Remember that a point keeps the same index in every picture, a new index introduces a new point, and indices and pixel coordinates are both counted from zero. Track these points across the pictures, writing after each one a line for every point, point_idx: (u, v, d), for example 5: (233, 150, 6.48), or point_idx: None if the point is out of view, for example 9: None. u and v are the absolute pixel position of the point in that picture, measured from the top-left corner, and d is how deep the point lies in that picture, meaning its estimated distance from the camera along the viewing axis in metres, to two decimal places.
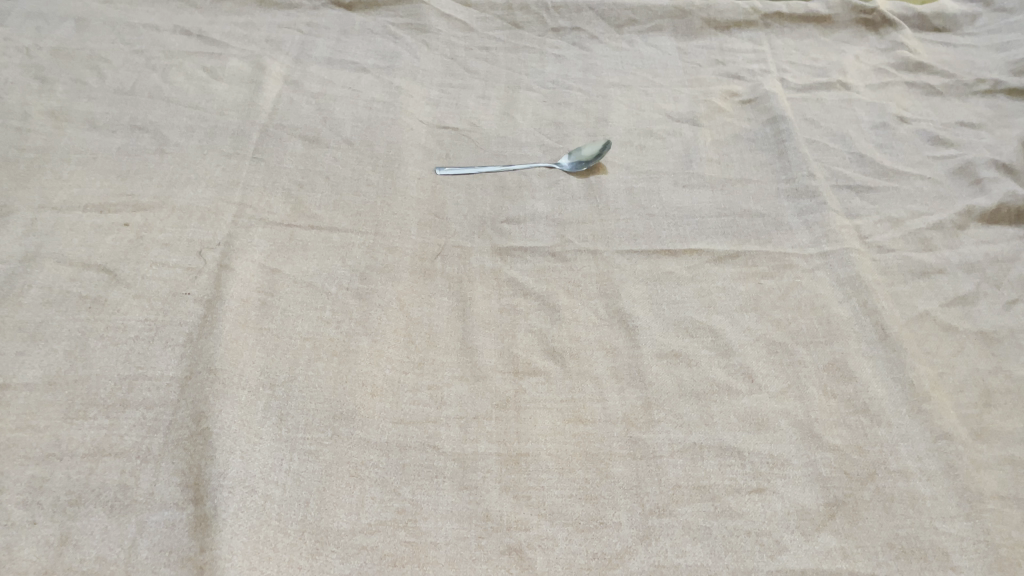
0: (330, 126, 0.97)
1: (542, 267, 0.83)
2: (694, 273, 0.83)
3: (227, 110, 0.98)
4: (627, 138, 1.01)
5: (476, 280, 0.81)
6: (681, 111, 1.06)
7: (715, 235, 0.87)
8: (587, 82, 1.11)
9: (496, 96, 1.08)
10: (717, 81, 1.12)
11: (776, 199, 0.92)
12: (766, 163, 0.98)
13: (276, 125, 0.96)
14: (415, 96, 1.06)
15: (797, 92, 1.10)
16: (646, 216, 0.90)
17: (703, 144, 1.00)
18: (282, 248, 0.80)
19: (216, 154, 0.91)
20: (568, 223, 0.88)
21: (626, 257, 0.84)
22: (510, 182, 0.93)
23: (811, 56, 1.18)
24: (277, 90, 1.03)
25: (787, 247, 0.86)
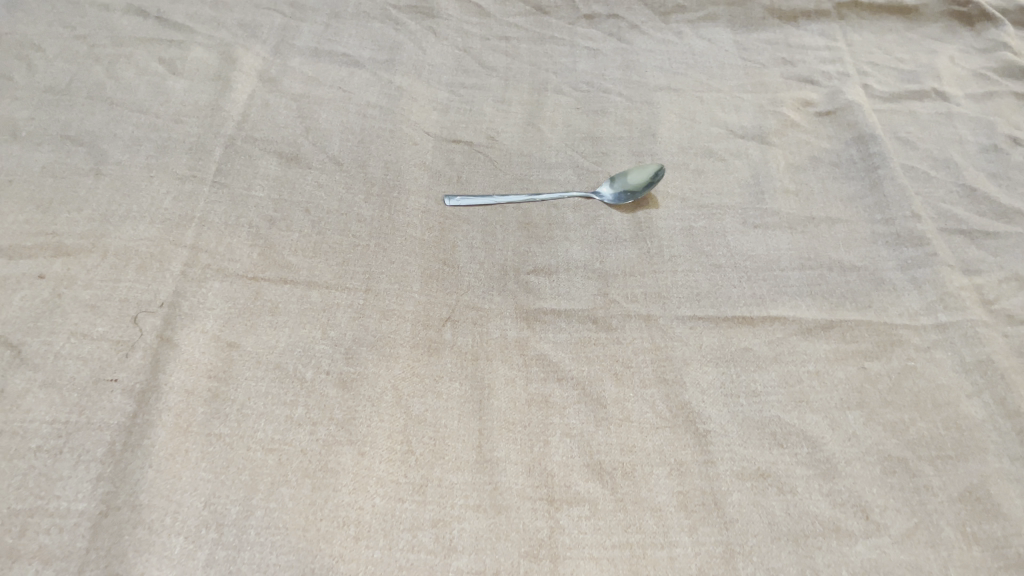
0: (314, 138, 0.78)
1: (580, 338, 0.64)
2: (777, 352, 0.64)
3: (186, 117, 0.78)
4: (681, 158, 0.82)
5: (495, 357, 0.62)
6: (746, 124, 0.87)
7: (800, 298, 0.69)
8: (629, 83, 0.92)
9: (519, 101, 0.88)
10: (786, 86, 0.93)
11: (872, 247, 0.73)
12: (855, 196, 0.79)
13: (247, 138, 0.77)
14: (420, 100, 0.86)
15: (884, 103, 0.91)
16: (709, 266, 0.71)
17: (775, 170, 0.81)
18: (244, 312, 0.61)
19: (166, 176, 0.72)
20: (612, 274, 0.70)
21: (689, 326, 0.66)
22: (538, 216, 0.75)
23: (895, 57, 0.98)
24: (251, 89, 0.83)
25: (893, 315, 0.68)
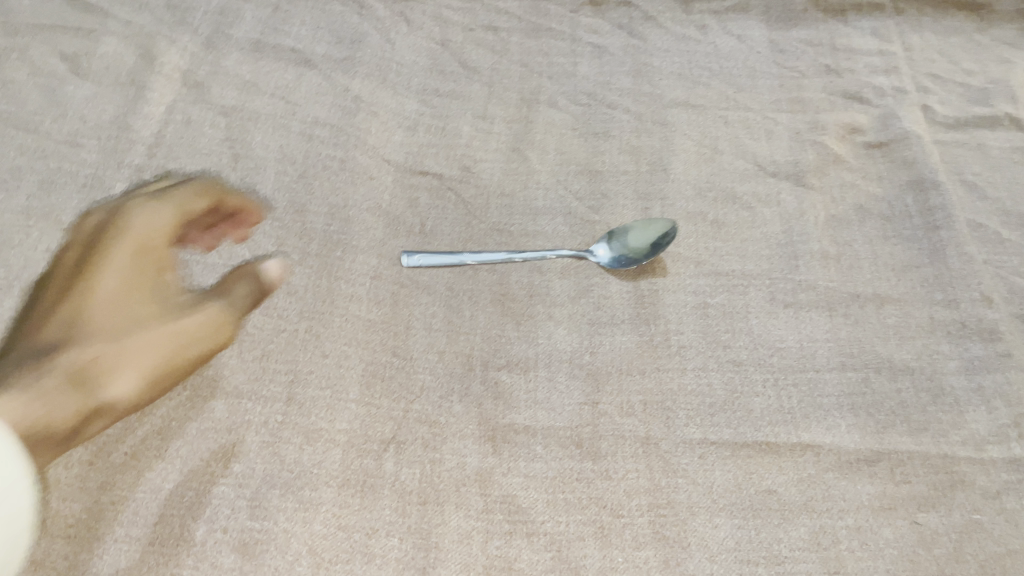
0: (243, 172, 0.63)
1: (559, 471, 0.50)
2: (807, 498, 0.51)
3: (85, 139, 0.63)
4: (698, 205, 0.67)
5: (448, 502, 0.48)
6: (779, 159, 0.71)
7: (838, 415, 0.55)
8: (639, 96, 0.76)
9: (504, 118, 0.72)
10: (830, 105, 0.76)
11: (931, 341, 0.59)
12: (910, 264, 0.64)
13: (157, 170, 0.62)
14: (382, 114, 0.70)
15: (947, 133, 0.75)
16: (728, 363, 0.57)
17: (813, 224, 0.66)
18: (141, 436, 0.49)
19: (48, 226, 0.57)
20: (605, 373, 0.55)
21: (700, 455, 0.52)
22: (517, 284, 0.60)
23: (962, 68, 0.81)
24: (171, 98, 0.67)
25: (954, 444, 0.54)
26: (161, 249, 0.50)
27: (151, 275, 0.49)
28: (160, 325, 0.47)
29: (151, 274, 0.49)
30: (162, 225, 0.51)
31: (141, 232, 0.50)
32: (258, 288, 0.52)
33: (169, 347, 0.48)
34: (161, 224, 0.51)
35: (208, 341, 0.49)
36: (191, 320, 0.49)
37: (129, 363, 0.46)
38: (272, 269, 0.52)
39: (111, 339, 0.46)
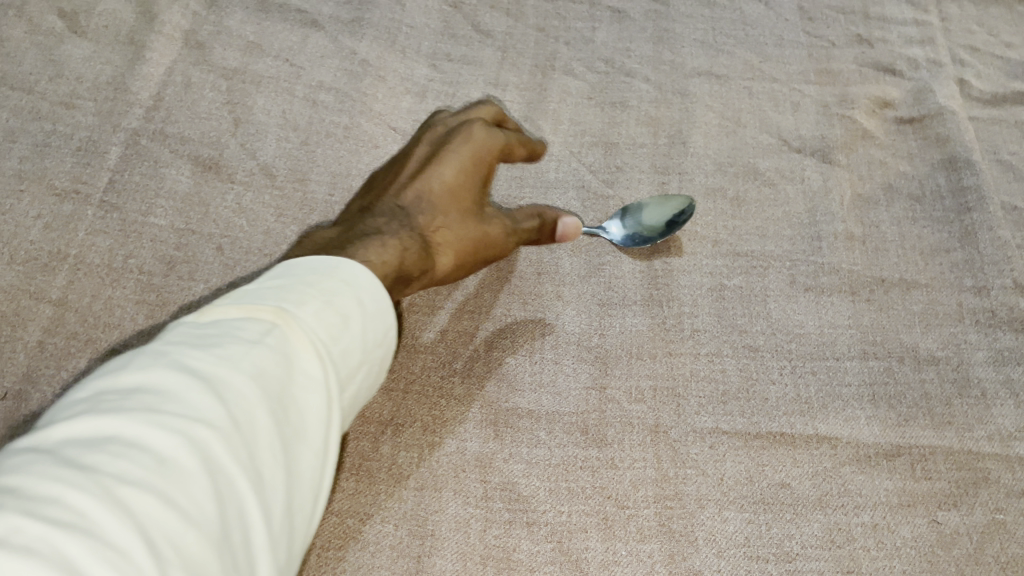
0: (243, 137, 0.60)
1: (563, 459, 0.49)
2: (821, 492, 0.48)
3: (81, 100, 0.61)
4: (718, 181, 0.64)
5: (446, 488, 0.47)
6: (805, 134, 0.68)
7: (858, 405, 0.52)
8: (659, 64, 0.72)
9: (517, 86, 0.69)
10: (860, 78, 0.73)
11: (959, 330, 0.56)
12: (939, 248, 0.61)
13: (155, 134, 0.59)
14: (390, 79, 0.68)
15: (984, 109, 0.71)
16: (743, 349, 0.54)
17: (837, 203, 0.63)
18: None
19: (41, 191, 0.55)
20: (613, 357, 0.53)
21: (711, 445, 0.50)
22: (524, 261, 0.58)
23: (1001, 40, 0.77)
24: (171, 59, 0.65)
25: (979, 439, 0.51)
26: (469, 174, 0.53)
27: (465, 192, 0.53)
28: (480, 242, 0.53)
29: (467, 189, 0.53)
30: (487, 158, 0.54)
31: (469, 157, 0.53)
32: (547, 232, 0.56)
33: (476, 256, 0.53)
34: (475, 150, 0.53)
35: (485, 261, 0.54)
36: (496, 243, 0.53)
37: (445, 260, 0.51)
38: (570, 226, 0.56)
39: (436, 245, 0.51)
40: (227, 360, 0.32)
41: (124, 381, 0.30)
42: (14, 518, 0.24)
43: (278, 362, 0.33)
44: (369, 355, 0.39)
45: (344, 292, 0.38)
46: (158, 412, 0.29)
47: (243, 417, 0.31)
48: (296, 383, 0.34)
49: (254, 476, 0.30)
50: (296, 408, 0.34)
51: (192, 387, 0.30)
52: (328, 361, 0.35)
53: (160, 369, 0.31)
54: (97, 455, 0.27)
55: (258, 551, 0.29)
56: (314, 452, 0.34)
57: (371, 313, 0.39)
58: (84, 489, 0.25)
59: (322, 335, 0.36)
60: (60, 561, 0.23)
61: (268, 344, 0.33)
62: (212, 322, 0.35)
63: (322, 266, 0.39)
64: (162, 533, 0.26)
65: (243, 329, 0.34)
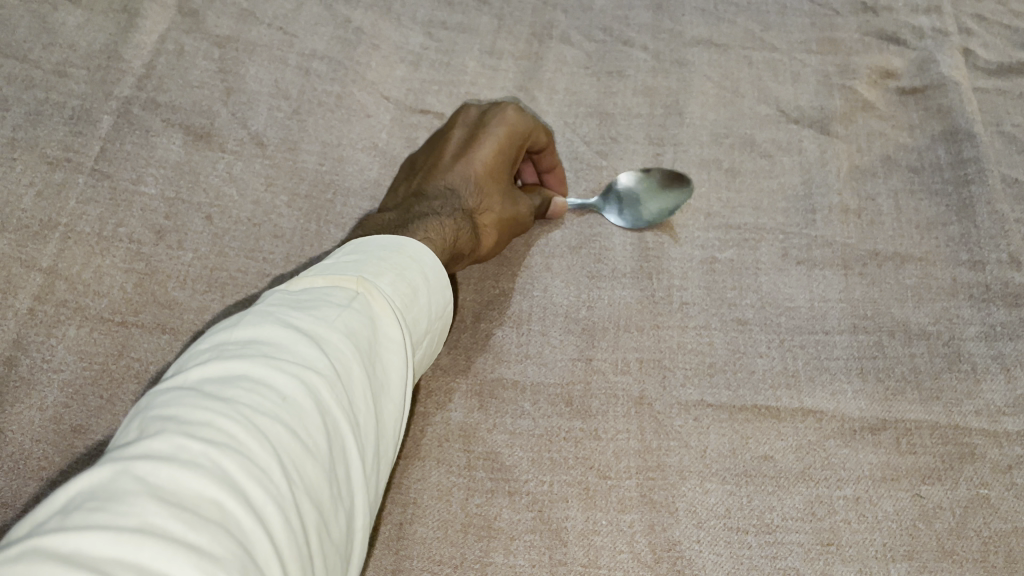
0: (234, 107, 0.60)
1: (546, 430, 0.49)
2: (804, 465, 0.48)
3: (73, 68, 0.61)
4: (713, 152, 0.63)
5: (429, 457, 0.48)
6: (803, 104, 0.66)
7: (845, 379, 0.52)
8: (658, 32, 0.71)
9: (512, 55, 0.69)
10: (863, 47, 0.71)
11: (952, 304, 0.56)
12: (936, 221, 0.60)
13: (147, 103, 0.59)
14: (384, 48, 0.67)
15: (988, 79, 0.70)
16: (732, 323, 0.54)
17: (834, 176, 0.62)
18: (114, 380, 0.47)
19: (32, 158, 0.55)
20: (600, 329, 0.53)
21: (695, 418, 0.50)
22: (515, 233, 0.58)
23: (1010, 8, 0.75)
24: (165, 27, 0.64)
25: (966, 414, 0.51)
26: (509, 156, 0.53)
27: (504, 173, 0.53)
28: (519, 221, 0.54)
29: (504, 172, 0.53)
30: (527, 142, 0.54)
31: (510, 140, 0.53)
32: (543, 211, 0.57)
33: (512, 236, 0.54)
34: (518, 134, 0.54)
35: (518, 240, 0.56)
36: (528, 222, 0.55)
37: (489, 239, 0.52)
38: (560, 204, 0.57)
39: (482, 223, 0.52)
40: (328, 316, 0.34)
41: (239, 332, 0.32)
42: (175, 441, 0.26)
43: (367, 322, 0.36)
44: (431, 325, 0.41)
45: (411, 267, 0.40)
46: (275, 357, 0.31)
47: (347, 366, 0.33)
48: (381, 343, 0.36)
49: (356, 422, 0.32)
50: (382, 366, 0.36)
51: (301, 337, 0.32)
52: (404, 326, 0.38)
53: (270, 322, 0.33)
54: (230, 390, 0.29)
55: (361, 488, 0.32)
56: (397, 409, 0.36)
57: (432, 288, 0.41)
58: (228, 416, 0.27)
59: (396, 303, 0.38)
60: (219, 476, 0.25)
61: (357, 306, 0.36)
62: (301, 289, 0.37)
63: (390, 244, 0.41)
64: (294, 460, 0.28)
65: (333, 293, 0.36)
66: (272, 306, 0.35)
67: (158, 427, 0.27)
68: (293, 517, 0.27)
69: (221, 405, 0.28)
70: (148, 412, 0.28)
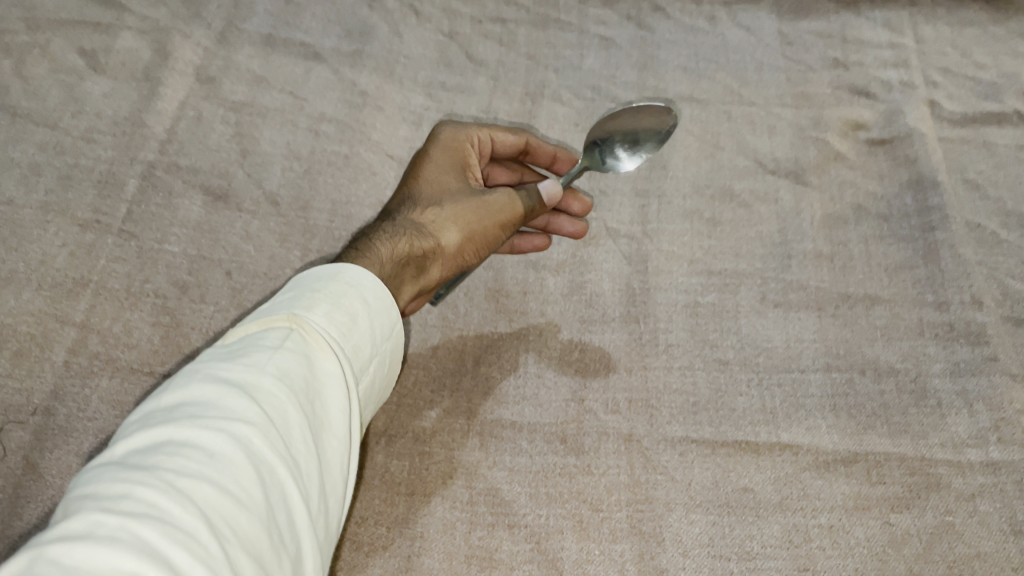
0: (250, 168, 0.65)
1: (543, 466, 0.53)
2: (782, 496, 0.52)
3: (100, 135, 0.66)
4: (696, 202, 0.68)
5: (435, 493, 0.52)
6: (779, 156, 0.71)
7: (820, 415, 0.56)
8: (643, 90, 0.76)
9: (508, 113, 0.73)
10: (836, 99, 0.76)
11: (918, 342, 0.60)
12: (904, 265, 0.64)
13: (169, 166, 0.64)
14: (388, 109, 0.72)
15: (953, 129, 0.74)
16: (714, 363, 0.58)
17: (808, 223, 0.66)
18: None
19: (65, 221, 0.60)
20: (592, 370, 0.58)
21: (679, 453, 0.54)
22: (512, 280, 0.62)
23: (972, 61, 0.80)
24: (184, 94, 0.70)
25: (933, 446, 0.55)
26: (447, 163, 0.57)
27: (449, 178, 0.56)
28: (477, 205, 0.54)
29: (449, 176, 0.56)
30: (463, 144, 0.59)
31: (439, 152, 0.58)
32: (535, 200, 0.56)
33: (483, 219, 0.54)
34: (443, 144, 0.58)
35: (501, 222, 0.54)
36: (493, 203, 0.54)
37: (450, 231, 0.53)
38: (549, 188, 0.57)
39: (431, 219, 0.53)
40: (256, 364, 0.37)
41: (171, 398, 0.36)
42: (91, 519, 0.28)
43: (300, 362, 0.38)
44: (377, 346, 0.44)
45: (349, 292, 0.43)
46: (203, 416, 0.34)
47: (278, 411, 0.36)
48: (319, 378, 0.39)
49: (293, 462, 0.35)
50: (321, 401, 0.39)
51: (228, 391, 0.35)
52: (342, 355, 0.41)
53: (198, 383, 0.36)
54: (158, 456, 0.32)
55: (303, 524, 0.35)
56: (340, 437, 0.39)
57: (375, 308, 0.44)
58: (146, 487, 0.30)
59: (333, 334, 0.41)
60: (136, 545, 0.27)
61: (289, 347, 0.39)
62: (236, 341, 0.40)
63: (328, 272, 0.44)
64: (220, 513, 0.31)
65: (264, 339, 0.39)
66: (205, 366, 0.38)
67: (78, 508, 0.29)
68: (226, 565, 0.29)
69: (147, 473, 0.31)
70: (76, 494, 0.30)
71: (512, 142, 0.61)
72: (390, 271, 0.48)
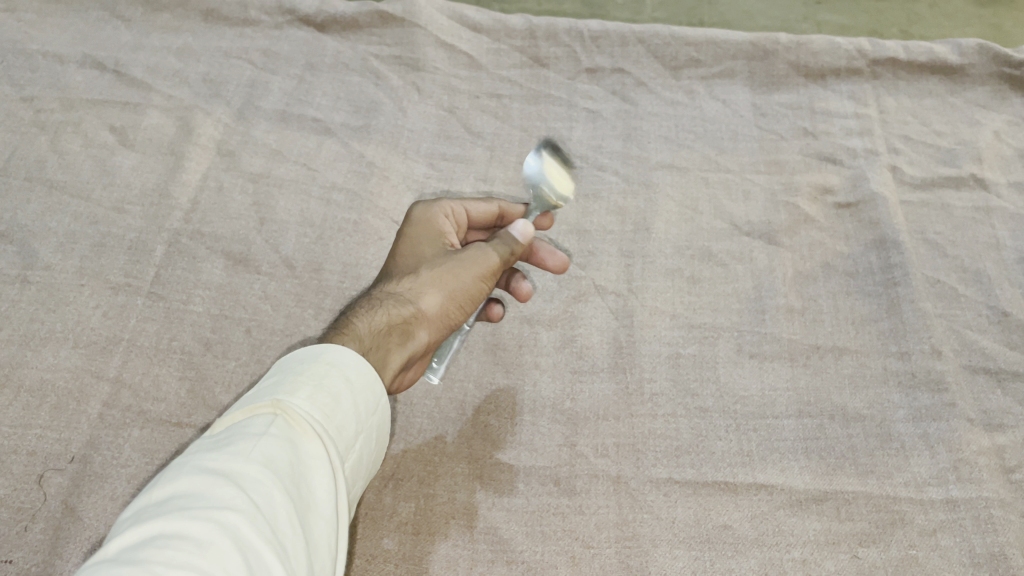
0: (267, 234, 0.71)
1: (538, 506, 0.58)
2: (759, 532, 0.57)
3: (130, 205, 0.71)
4: (677, 261, 0.73)
5: (439, 532, 0.57)
6: (754, 218, 0.77)
7: (793, 457, 0.61)
8: (628, 158, 0.81)
9: (503, 181, 0.79)
10: (804, 166, 0.81)
11: (883, 389, 0.65)
12: (869, 318, 0.70)
13: (193, 234, 0.70)
14: (393, 179, 0.78)
15: (914, 191, 0.80)
16: (695, 410, 0.63)
17: (781, 281, 0.72)
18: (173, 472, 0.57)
19: (98, 285, 0.65)
20: (583, 418, 0.62)
21: (664, 493, 0.59)
22: (508, 334, 0.67)
23: (932, 130, 0.85)
24: (205, 167, 0.76)
25: (897, 485, 0.60)
26: (423, 240, 0.60)
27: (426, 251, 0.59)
28: (452, 264, 0.56)
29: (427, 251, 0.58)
30: (436, 219, 0.61)
31: (414, 232, 0.61)
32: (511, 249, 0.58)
33: (461, 274, 0.55)
34: (416, 223, 0.61)
35: (481, 273, 0.56)
36: (467, 257, 0.56)
37: (432, 295, 0.54)
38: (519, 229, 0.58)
39: (410, 287, 0.54)
40: (243, 452, 0.37)
41: (157, 494, 0.35)
42: None
43: (286, 446, 0.38)
44: (364, 422, 0.44)
45: (333, 371, 0.43)
46: (191, 507, 0.34)
47: (264, 498, 0.36)
48: (306, 462, 0.39)
49: (282, 549, 0.35)
50: (309, 484, 0.39)
51: (215, 482, 0.35)
52: (328, 436, 0.40)
53: (185, 475, 0.36)
54: (145, 552, 0.31)
55: None
56: (328, 519, 0.39)
57: (360, 385, 0.44)
58: None
59: (318, 415, 0.41)
60: None
61: (273, 433, 0.39)
62: (222, 430, 0.40)
63: (312, 352, 0.44)
64: None
65: (249, 426, 0.39)
66: (192, 457, 0.38)
67: None
68: None
69: (136, 569, 0.30)
70: None
71: (484, 210, 0.64)
72: (373, 340, 0.49)
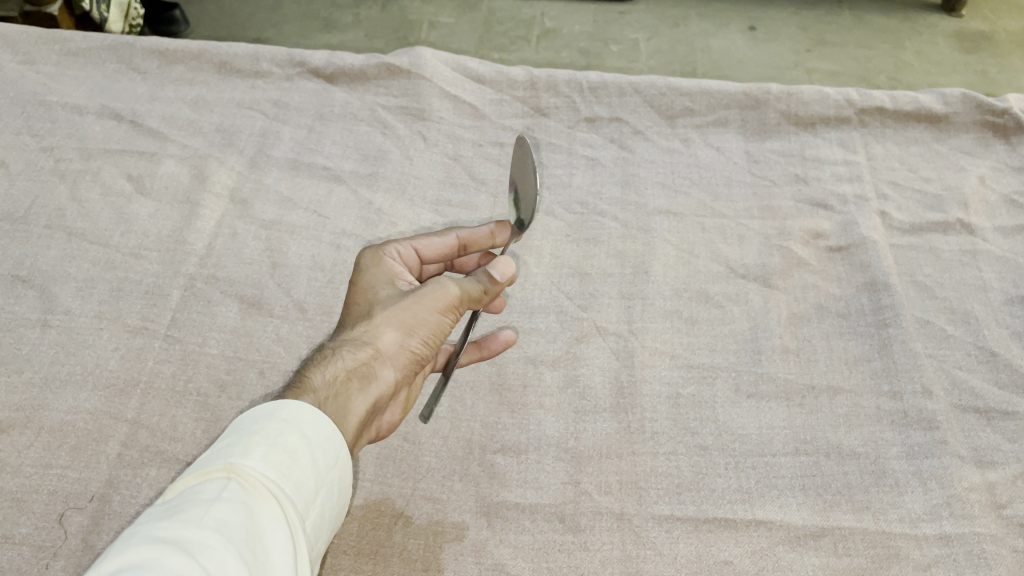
0: (279, 279, 0.73)
1: (544, 543, 0.60)
2: (759, 568, 0.59)
3: (147, 251, 0.74)
4: (675, 303, 0.76)
5: (448, 568, 0.59)
6: (749, 261, 0.79)
7: (790, 494, 0.63)
8: (626, 204, 0.84)
9: None
10: (796, 212, 0.84)
11: (876, 428, 0.67)
12: (862, 358, 0.72)
13: (208, 278, 0.72)
14: (401, 225, 0.80)
15: (904, 235, 0.83)
16: (695, 449, 0.65)
17: (776, 321, 0.74)
18: None
19: (116, 329, 0.68)
20: (587, 456, 0.64)
21: (666, 530, 0.61)
22: (512, 375, 0.70)
23: (919, 176, 0.88)
24: (219, 214, 0.78)
25: (891, 521, 0.62)
26: (379, 283, 0.59)
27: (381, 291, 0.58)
28: (411, 300, 0.56)
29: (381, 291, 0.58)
30: (386, 261, 0.62)
31: (369, 276, 0.60)
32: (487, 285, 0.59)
33: (420, 309, 0.56)
34: (370, 267, 0.61)
35: (441, 307, 0.56)
36: (426, 292, 0.56)
37: (391, 333, 0.55)
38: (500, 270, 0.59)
39: (367, 329, 0.55)
40: (195, 520, 0.38)
41: (106, 565, 0.36)
42: None
43: (239, 511, 0.39)
44: (323, 480, 0.45)
45: (288, 430, 0.44)
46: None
47: (216, 564, 0.36)
48: (260, 524, 0.40)
49: None
50: (264, 547, 0.39)
51: (167, 549, 0.36)
52: (282, 496, 0.41)
53: (134, 544, 0.37)
54: None
55: None
56: None
57: (317, 442, 0.45)
58: None
59: (271, 476, 0.42)
60: None
61: (226, 499, 0.39)
62: (175, 496, 0.41)
63: (267, 412, 0.45)
64: None
65: (201, 492, 0.40)
66: (145, 525, 0.38)
67: None
68: None
69: None
70: None
71: (441, 243, 0.66)
72: (329, 390, 0.50)
